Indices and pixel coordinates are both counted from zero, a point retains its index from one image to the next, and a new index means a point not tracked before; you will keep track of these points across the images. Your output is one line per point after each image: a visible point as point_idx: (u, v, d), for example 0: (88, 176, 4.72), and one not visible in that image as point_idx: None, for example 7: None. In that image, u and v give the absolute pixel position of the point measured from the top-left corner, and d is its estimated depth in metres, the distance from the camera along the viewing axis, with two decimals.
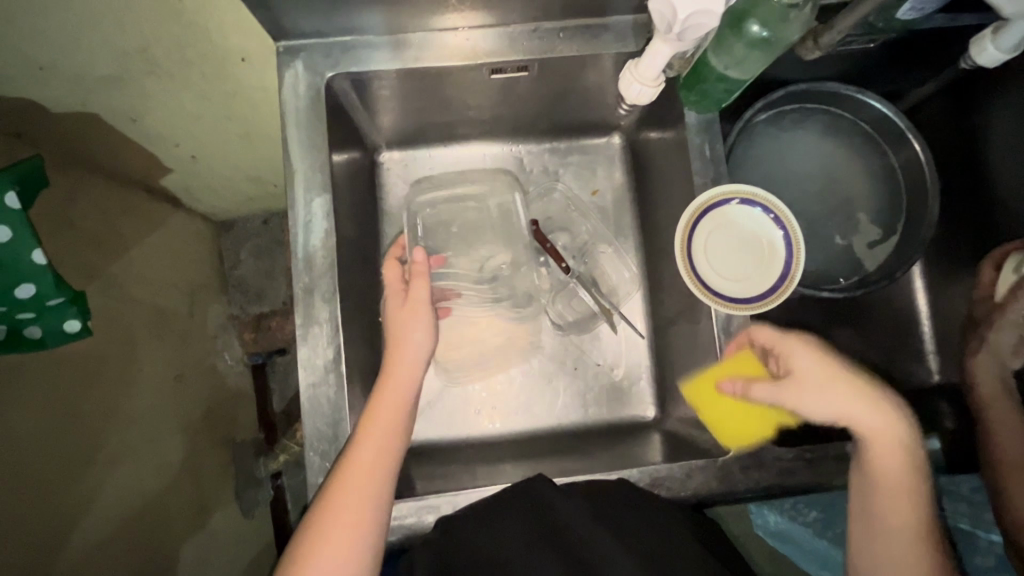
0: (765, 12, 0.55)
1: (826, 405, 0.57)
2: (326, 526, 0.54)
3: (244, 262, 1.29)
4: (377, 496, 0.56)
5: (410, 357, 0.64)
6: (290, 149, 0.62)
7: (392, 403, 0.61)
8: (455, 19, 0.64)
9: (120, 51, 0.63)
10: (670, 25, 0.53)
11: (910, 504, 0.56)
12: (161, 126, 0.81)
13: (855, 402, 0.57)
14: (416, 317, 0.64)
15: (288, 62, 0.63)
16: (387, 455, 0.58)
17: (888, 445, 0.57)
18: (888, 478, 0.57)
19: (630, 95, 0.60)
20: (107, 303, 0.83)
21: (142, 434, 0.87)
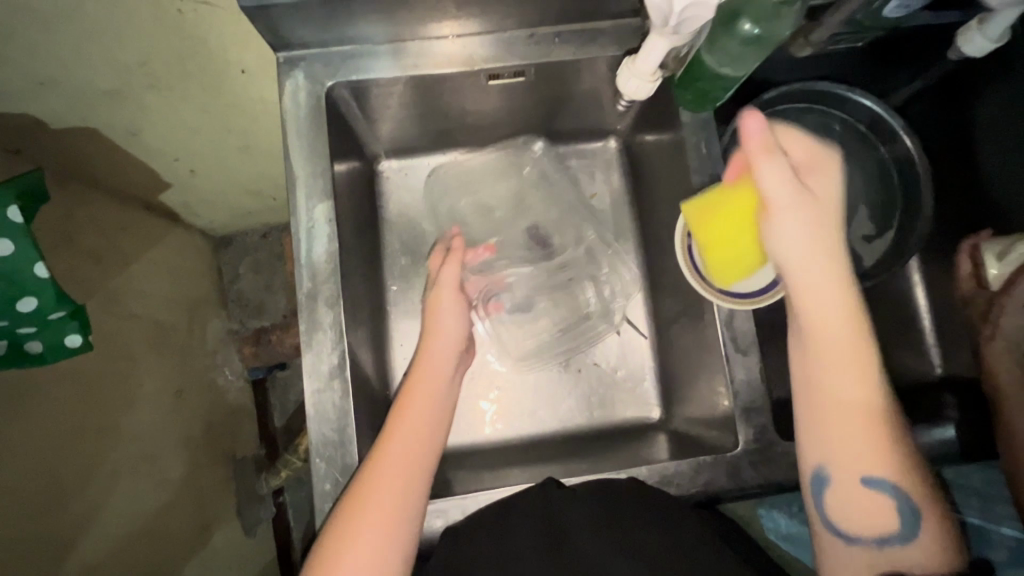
0: (756, 11, 0.56)
1: (808, 256, 0.53)
2: (358, 521, 0.54)
3: (243, 276, 1.29)
4: (413, 489, 0.57)
5: (452, 346, 0.68)
6: (290, 157, 0.63)
7: (425, 404, 0.63)
8: (449, 27, 0.65)
9: (121, 65, 0.64)
10: (666, 19, 0.53)
11: (871, 387, 0.54)
12: (160, 140, 0.82)
13: (838, 266, 0.54)
14: (445, 308, 0.69)
15: (288, 72, 0.64)
16: (423, 452, 0.59)
17: (856, 322, 0.54)
18: (853, 358, 0.54)
19: (628, 89, 0.62)
20: (106, 318, 0.83)
21: (143, 449, 0.86)
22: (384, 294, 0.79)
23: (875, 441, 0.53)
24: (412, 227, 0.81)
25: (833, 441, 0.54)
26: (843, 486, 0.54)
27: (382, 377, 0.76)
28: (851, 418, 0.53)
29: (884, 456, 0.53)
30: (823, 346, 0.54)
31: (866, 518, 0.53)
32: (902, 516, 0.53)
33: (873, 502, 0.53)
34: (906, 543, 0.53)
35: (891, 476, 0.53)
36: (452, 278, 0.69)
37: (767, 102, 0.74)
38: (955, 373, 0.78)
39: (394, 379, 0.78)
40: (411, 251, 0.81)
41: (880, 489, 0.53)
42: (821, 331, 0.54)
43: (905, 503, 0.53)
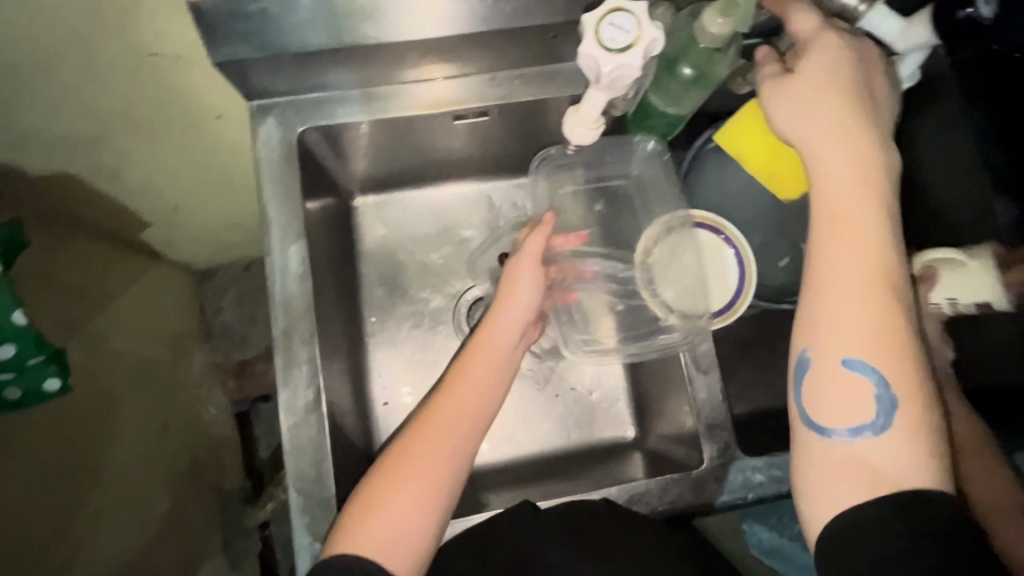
0: (694, 58, 0.62)
1: (809, 131, 0.54)
2: (403, 482, 0.56)
3: (226, 309, 1.30)
4: (461, 446, 0.59)
5: (524, 315, 0.66)
6: (264, 199, 0.65)
7: (487, 365, 0.63)
8: (428, 70, 0.68)
9: (99, 116, 0.67)
10: (597, 76, 0.55)
11: (874, 266, 0.51)
12: (140, 183, 0.84)
13: (850, 140, 0.53)
14: (522, 279, 0.65)
15: (261, 119, 0.67)
16: (478, 414, 0.61)
17: (865, 198, 0.52)
18: (856, 233, 0.52)
19: (574, 137, 0.63)
20: (87, 358, 0.83)
21: (126, 489, 0.86)
22: (363, 326, 0.81)
23: (867, 322, 0.50)
24: (387, 259, 0.84)
25: (823, 312, 0.52)
26: (824, 364, 0.51)
27: (359, 408, 0.77)
28: (845, 295, 0.51)
29: (872, 339, 0.50)
30: (827, 220, 0.53)
31: (843, 403, 0.50)
32: (878, 405, 0.49)
33: (852, 383, 0.50)
34: (881, 438, 0.49)
35: (873, 357, 0.49)
36: (536, 248, 0.65)
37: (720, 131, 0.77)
38: None
39: (374, 409, 0.80)
40: (388, 282, 0.83)
41: (858, 369, 0.50)
42: (822, 204, 0.53)
43: (885, 391, 0.49)
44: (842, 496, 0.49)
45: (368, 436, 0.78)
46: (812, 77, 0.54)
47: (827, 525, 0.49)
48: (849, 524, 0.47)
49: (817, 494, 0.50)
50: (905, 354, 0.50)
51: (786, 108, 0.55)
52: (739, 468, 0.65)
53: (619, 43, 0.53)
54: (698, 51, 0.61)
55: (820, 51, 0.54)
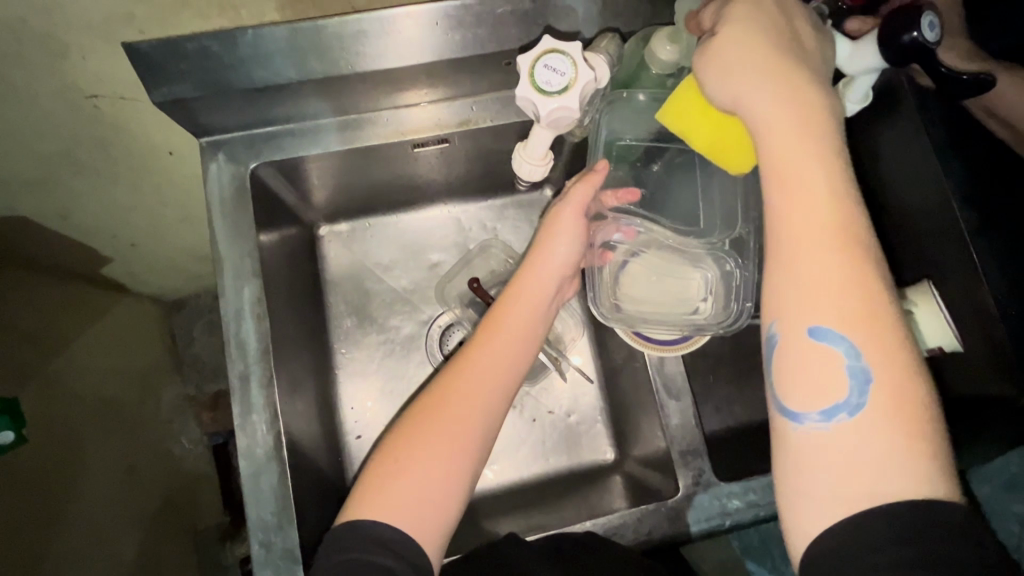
0: (647, 84, 0.64)
1: (743, 87, 0.48)
2: (432, 441, 0.52)
3: (198, 339, 1.28)
4: (492, 409, 0.55)
5: (556, 274, 0.63)
6: (216, 238, 0.63)
7: (521, 317, 0.61)
8: (416, 96, 0.67)
9: (43, 159, 0.64)
10: (537, 116, 0.56)
11: (834, 220, 0.44)
12: (96, 221, 0.82)
13: (790, 90, 0.47)
14: (562, 228, 0.62)
15: (211, 155, 0.65)
16: (512, 367, 0.58)
17: (810, 147, 0.46)
18: (801, 189, 0.45)
19: (522, 173, 0.63)
20: (45, 403, 0.80)
21: (93, 536, 0.83)
22: (331, 358, 0.79)
23: (833, 284, 0.43)
24: (355, 288, 0.82)
25: (782, 279, 0.45)
26: (788, 340, 0.44)
27: (329, 444, 0.75)
28: (802, 257, 0.44)
29: (840, 304, 0.43)
30: (769, 174, 0.47)
31: (811, 382, 0.43)
32: (851, 379, 0.42)
33: (820, 357, 0.43)
34: (859, 418, 0.41)
35: (841, 326, 0.42)
36: (583, 198, 0.61)
37: None
38: None
39: (345, 443, 0.78)
40: (356, 311, 0.81)
41: (826, 342, 0.43)
42: (769, 163, 0.47)
43: (858, 362, 0.42)
44: (824, 501, 0.41)
45: (340, 472, 0.76)
46: (741, 30, 0.48)
47: (815, 537, 0.41)
48: (832, 542, 0.40)
49: (795, 497, 0.43)
50: (882, 317, 0.42)
51: (717, 68, 0.49)
52: (705, 498, 0.64)
53: (555, 86, 0.54)
54: (650, 77, 0.64)
55: (740, 6, 0.49)
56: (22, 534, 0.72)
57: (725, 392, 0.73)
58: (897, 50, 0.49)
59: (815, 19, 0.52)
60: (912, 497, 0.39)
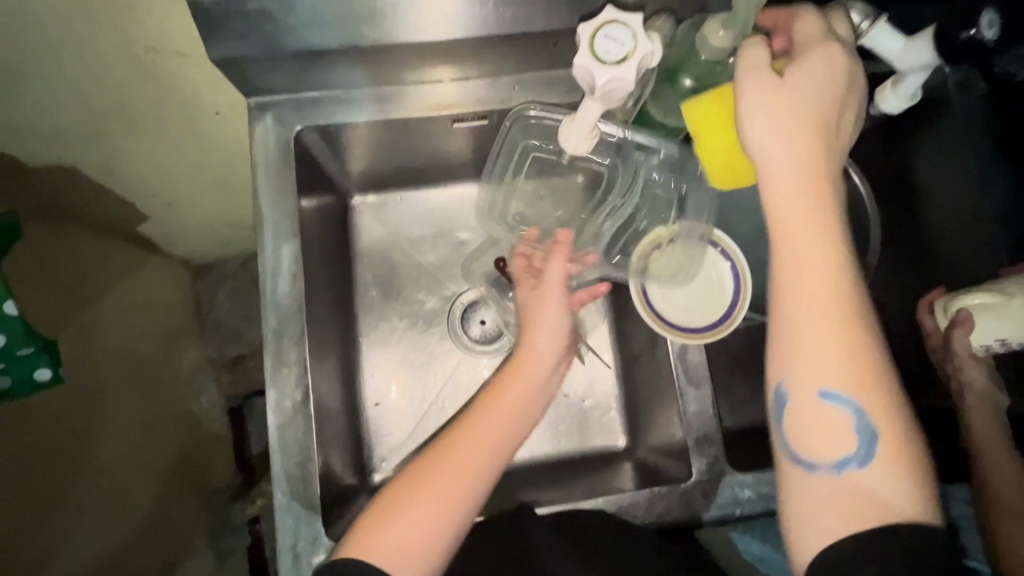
0: (695, 69, 0.60)
1: (771, 139, 0.47)
2: (429, 489, 0.53)
3: (221, 304, 1.29)
4: (475, 488, 0.54)
5: (552, 352, 0.65)
6: (258, 197, 0.65)
7: (524, 390, 0.62)
8: (444, 72, 0.68)
9: (96, 110, 0.66)
10: (591, 87, 0.54)
11: (843, 294, 0.46)
12: (137, 177, 0.83)
13: (811, 156, 0.47)
14: (548, 303, 0.65)
15: (258, 116, 0.67)
16: (506, 438, 0.59)
17: (825, 221, 0.46)
18: (813, 262, 0.46)
19: (568, 147, 0.60)
20: (77, 352, 0.83)
21: (112, 482, 0.85)
22: (356, 327, 0.81)
23: (841, 351, 0.45)
24: (382, 260, 0.84)
25: (791, 341, 0.46)
26: (797, 399, 0.46)
27: (350, 409, 0.77)
28: (816, 323, 0.45)
29: (848, 367, 0.45)
30: (784, 238, 0.47)
31: (824, 439, 0.45)
32: (858, 434, 0.45)
33: (828, 415, 0.45)
34: (864, 470, 0.44)
35: (851, 389, 0.45)
36: (559, 271, 0.65)
37: None
38: None
39: (363, 409, 0.79)
40: (382, 283, 0.83)
41: (834, 404, 0.45)
42: (778, 224, 0.47)
43: (865, 420, 0.44)
44: (826, 527, 0.44)
45: (358, 437, 0.78)
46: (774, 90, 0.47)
47: (810, 559, 0.44)
48: (837, 555, 0.42)
49: (798, 522, 0.45)
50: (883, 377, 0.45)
51: (746, 106, 0.47)
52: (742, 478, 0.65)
53: (615, 56, 0.52)
54: (700, 63, 0.59)
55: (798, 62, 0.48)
56: (46, 474, 0.75)
57: (744, 387, 0.74)
58: (953, 48, 0.51)
59: (857, 67, 0.50)
60: (903, 524, 0.42)
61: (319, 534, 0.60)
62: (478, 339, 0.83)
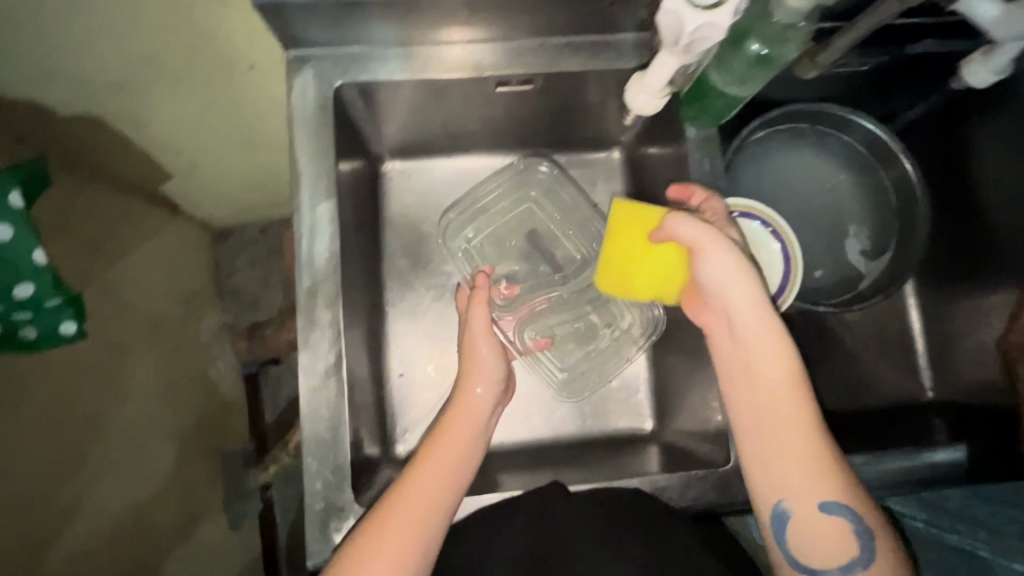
0: (766, 33, 0.58)
1: (728, 278, 0.58)
2: (383, 547, 0.53)
3: (239, 270, 1.28)
4: (432, 521, 0.55)
5: (489, 393, 0.67)
6: (296, 154, 0.63)
7: (462, 435, 0.62)
8: (456, 33, 0.65)
9: (129, 57, 0.64)
10: (676, 37, 0.53)
11: (807, 415, 0.55)
12: (166, 132, 0.81)
13: (754, 281, 0.58)
14: (479, 348, 0.68)
15: (297, 69, 0.64)
16: (452, 475, 0.59)
17: (783, 354, 0.57)
18: (772, 390, 0.56)
19: (636, 104, 0.63)
20: (100, 309, 0.81)
21: (129, 442, 0.85)
22: (383, 295, 0.80)
23: (825, 464, 0.54)
24: (412, 229, 0.81)
25: (784, 471, 0.54)
26: (799, 518, 0.53)
27: (375, 378, 0.76)
28: (788, 447, 0.54)
29: (826, 476, 0.53)
30: (743, 377, 0.58)
31: (831, 547, 0.52)
32: (859, 539, 0.52)
33: (829, 528, 0.52)
34: (869, 567, 0.52)
35: (836, 495, 0.53)
36: (481, 317, 0.68)
37: (770, 121, 0.77)
38: (944, 396, 0.82)
39: (387, 380, 0.78)
40: (411, 252, 0.81)
41: (833, 514, 0.52)
42: (745, 349, 0.58)
43: (860, 524, 0.52)
44: None
45: (382, 407, 0.77)
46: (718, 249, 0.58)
47: None
48: None
49: None
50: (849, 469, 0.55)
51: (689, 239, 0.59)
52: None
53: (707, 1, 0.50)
54: (773, 27, 0.57)
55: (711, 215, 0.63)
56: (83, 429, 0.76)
57: None
58: None
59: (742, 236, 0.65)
60: None
61: (349, 502, 0.59)
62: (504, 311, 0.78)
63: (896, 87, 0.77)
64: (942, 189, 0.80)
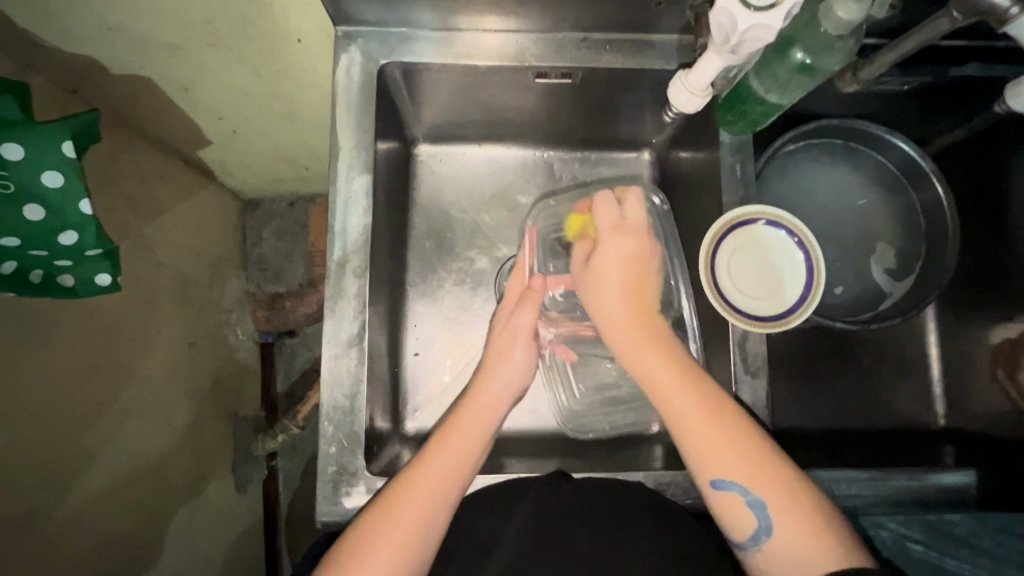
0: (811, 43, 0.58)
1: (596, 296, 0.65)
2: (389, 538, 0.54)
3: (265, 241, 1.30)
4: (434, 523, 0.56)
5: (507, 394, 0.66)
6: (337, 128, 0.65)
7: (470, 437, 0.62)
8: (490, 22, 0.66)
9: (186, 23, 0.66)
10: (728, 36, 0.52)
11: (701, 397, 0.57)
12: (211, 98, 0.84)
13: (624, 283, 0.64)
14: (516, 347, 0.68)
15: (345, 46, 0.66)
16: (458, 481, 0.59)
17: (663, 352, 0.60)
18: (670, 386, 0.58)
19: (678, 102, 0.63)
20: (136, 263, 0.84)
21: (152, 394, 0.87)
22: (405, 275, 0.81)
23: (723, 446, 0.55)
24: (439, 212, 0.83)
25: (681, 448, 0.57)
26: (712, 498, 0.55)
27: (392, 353, 0.78)
28: (686, 433, 0.56)
29: (724, 452, 0.55)
30: (643, 376, 0.60)
31: (736, 519, 0.54)
32: (753, 510, 0.53)
33: (727, 500, 0.54)
34: (773, 538, 0.52)
35: (733, 473, 0.54)
36: (526, 319, 0.68)
37: (804, 133, 0.77)
38: (957, 425, 0.82)
39: (403, 357, 0.80)
40: (436, 235, 0.82)
41: (728, 489, 0.54)
42: (631, 360, 0.61)
43: (753, 496, 0.53)
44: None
45: (397, 382, 0.79)
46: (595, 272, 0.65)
47: None
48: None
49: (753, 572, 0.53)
50: (749, 443, 0.55)
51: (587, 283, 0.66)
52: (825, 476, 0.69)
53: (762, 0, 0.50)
54: (818, 36, 0.57)
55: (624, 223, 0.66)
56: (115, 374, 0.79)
57: None
58: None
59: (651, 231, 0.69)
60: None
61: (361, 468, 0.62)
62: (560, 307, 0.76)
63: (934, 109, 0.77)
64: (974, 217, 0.79)
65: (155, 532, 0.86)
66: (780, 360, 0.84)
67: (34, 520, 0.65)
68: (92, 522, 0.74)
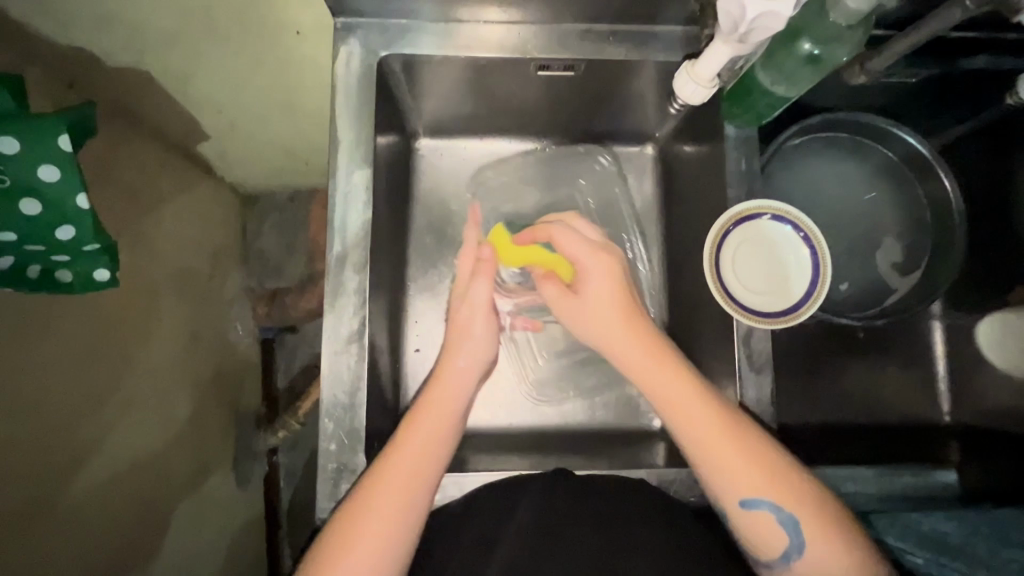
0: (819, 33, 0.57)
1: (593, 321, 0.62)
2: (364, 528, 0.54)
3: (265, 236, 1.29)
4: (411, 506, 0.56)
5: (470, 371, 0.65)
6: (337, 121, 0.64)
7: (438, 416, 0.61)
8: (490, 13, 0.65)
9: (183, 14, 0.65)
10: (738, 24, 0.52)
11: (718, 418, 0.57)
12: (209, 91, 0.83)
13: (620, 307, 0.62)
14: (476, 323, 0.66)
15: (343, 37, 0.65)
16: (429, 461, 0.58)
17: (676, 375, 0.59)
18: (687, 411, 0.57)
19: (684, 93, 0.62)
20: (135, 254, 0.83)
21: (153, 386, 0.86)
22: (406, 270, 0.81)
23: (746, 467, 0.56)
24: (440, 206, 0.82)
25: (700, 471, 0.58)
26: (742, 519, 0.56)
27: (393, 348, 0.77)
28: (711, 459, 0.56)
29: (750, 472, 0.55)
30: (661, 396, 0.59)
31: (767, 538, 0.55)
32: (785, 528, 0.55)
33: (757, 520, 0.56)
34: (805, 554, 0.54)
35: (761, 492, 0.55)
36: (484, 294, 0.66)
37: (810, 127, 0.76)
38: (962, 421, 0.81)
39: (404, 353, 0.79)
40: (437, 230, 0.82)
41: (758, 508, 0.55)
42: (649, 385, 0.60)
43: (785, 514, 0.55)
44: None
45: (398, 378, 0.78)
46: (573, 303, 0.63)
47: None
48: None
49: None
50: (770, 458, 0.56)
51: (570, 314, 0.64)
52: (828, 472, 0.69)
53: None
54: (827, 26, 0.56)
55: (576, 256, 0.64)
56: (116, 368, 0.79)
57: None
58: None
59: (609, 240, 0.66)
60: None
61: (361, 464, 0.61)
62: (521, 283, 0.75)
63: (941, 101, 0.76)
64: (981, 211, 0.78)
65: (157, 527, 0.85)
66: (784, 355, 0.83)
67: (33, 513, 0.65)
68: (92, 516, 0.73)
